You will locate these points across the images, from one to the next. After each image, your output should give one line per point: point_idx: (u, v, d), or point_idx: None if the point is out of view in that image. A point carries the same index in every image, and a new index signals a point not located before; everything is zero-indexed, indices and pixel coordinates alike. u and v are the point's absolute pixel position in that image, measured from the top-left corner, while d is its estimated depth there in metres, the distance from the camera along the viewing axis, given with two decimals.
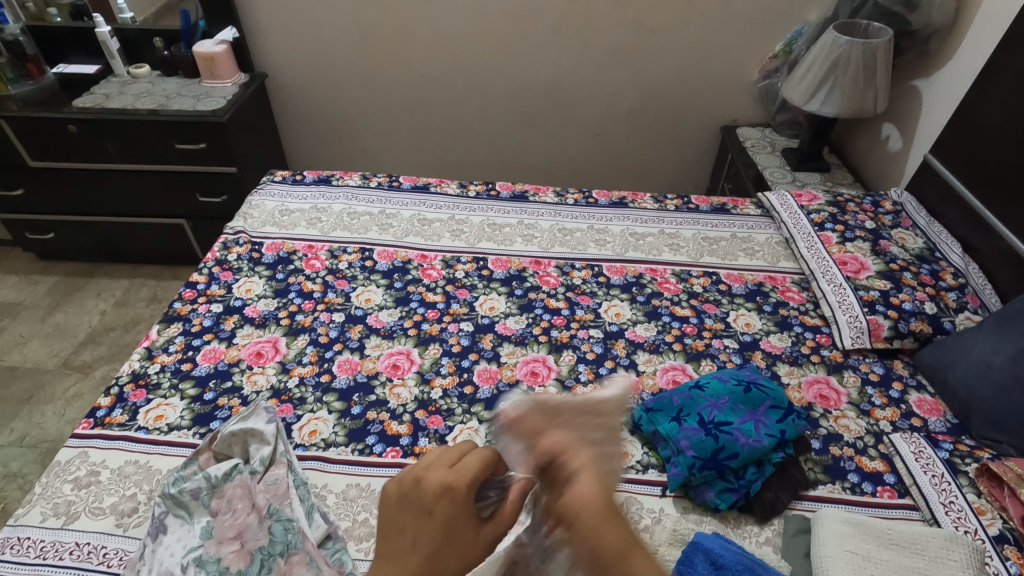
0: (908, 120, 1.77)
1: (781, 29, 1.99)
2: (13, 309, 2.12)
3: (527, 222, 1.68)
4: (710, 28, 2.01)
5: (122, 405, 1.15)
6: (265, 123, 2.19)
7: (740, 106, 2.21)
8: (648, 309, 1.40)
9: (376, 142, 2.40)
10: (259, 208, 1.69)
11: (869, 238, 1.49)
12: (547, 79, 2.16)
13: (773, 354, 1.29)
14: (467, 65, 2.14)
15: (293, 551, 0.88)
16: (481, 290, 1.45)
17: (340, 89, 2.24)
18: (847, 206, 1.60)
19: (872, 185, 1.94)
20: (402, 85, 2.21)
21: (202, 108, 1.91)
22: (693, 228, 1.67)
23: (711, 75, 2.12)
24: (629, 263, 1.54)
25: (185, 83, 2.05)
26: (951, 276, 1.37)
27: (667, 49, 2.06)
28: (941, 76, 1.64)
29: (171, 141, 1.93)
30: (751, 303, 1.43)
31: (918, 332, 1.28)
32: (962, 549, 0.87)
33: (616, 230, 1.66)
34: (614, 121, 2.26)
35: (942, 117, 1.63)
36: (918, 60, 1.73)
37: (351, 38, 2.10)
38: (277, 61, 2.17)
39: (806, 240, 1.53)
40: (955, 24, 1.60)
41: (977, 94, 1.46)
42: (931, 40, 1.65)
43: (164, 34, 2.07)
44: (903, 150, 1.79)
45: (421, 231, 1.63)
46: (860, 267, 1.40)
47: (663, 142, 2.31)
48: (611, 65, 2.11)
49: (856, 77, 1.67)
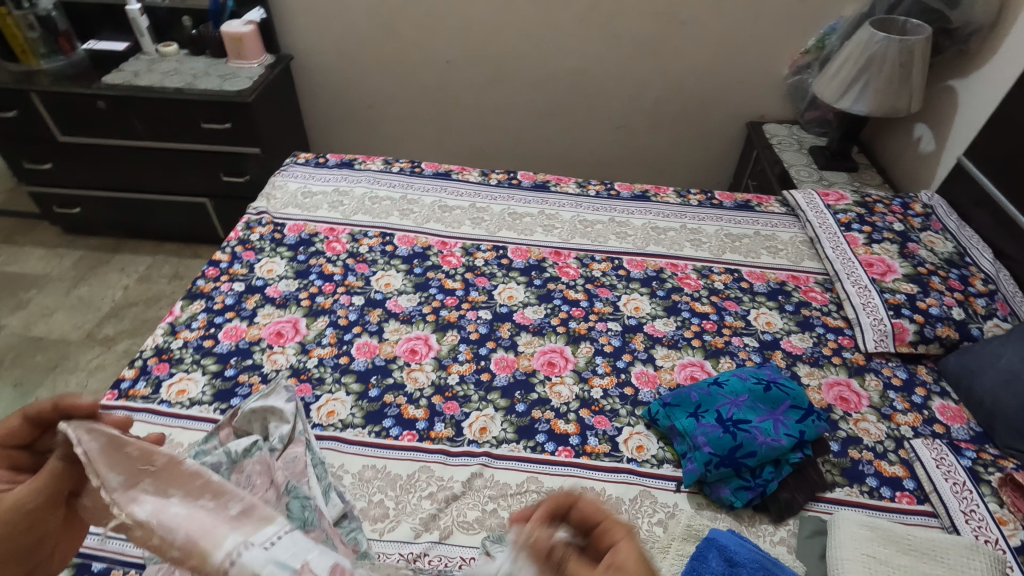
0: (942, 121, 1.73)
1: (814, 23, 1.95)
2: (40, 281, 2.16)
3: (548, 212, 1.67)
4: (741, 22, 1.97)
5: (146, 378, 1.17)
6: (289, 105, 2.20)
7: (768, 102, 2.17)
8: (668, 304, 1.39)
9: (398, 128, 2.39)
10: (282, 189, 1.70)
11: (897, 240, 1.46)
12: (571, 69, 2.14)
13: (793, 354, 1.28)
14: (492, 53, 2.13)
15: (310, 527, 0.86)
16: (500, 278, 1.45)
17: (364, 73, 2.24)
18: (876, 206, 1.57)
19: (901, 186, 1.90)
20: (426, 71, 2.21)
21: (228, 88, 1.92)
22: (716, 224, 1.65)
23: (739, 70, 2.09)
24: (650, 257, 1.53)
25: (212, 62, 2.06)
26: (981, 282, 1.34)
27: (696, 41, 2.03)
28: (980, 77, 1.60)
29: (198, 120, 1.94)
30: (773, 302, 1.41)
31: (944, 338, 1.25)
32: (983, 558, 0.86)
33: (638, 223, 1.65)
34: (638, 114, 2.23)
35: (979, 119, 1.59)
36: (957, 59, 1.68)
37: (377, 24, 2.10)
38: (303, 44, 2.18)
39: (831, 240, 1.50)
40: (997, 22, 1.55)
41: (1018, 96, 1.42)
42: (971, 39, 1.61)
43: (193, 13, 2.09)
44: (936, 151, 1.74)
45: (442, 218, 1.63)
46: (886, 269, 1.38)
47: (688, 136, 2.28)
48: (638, 57, 2.08)
49: (890, 76, 1.63)
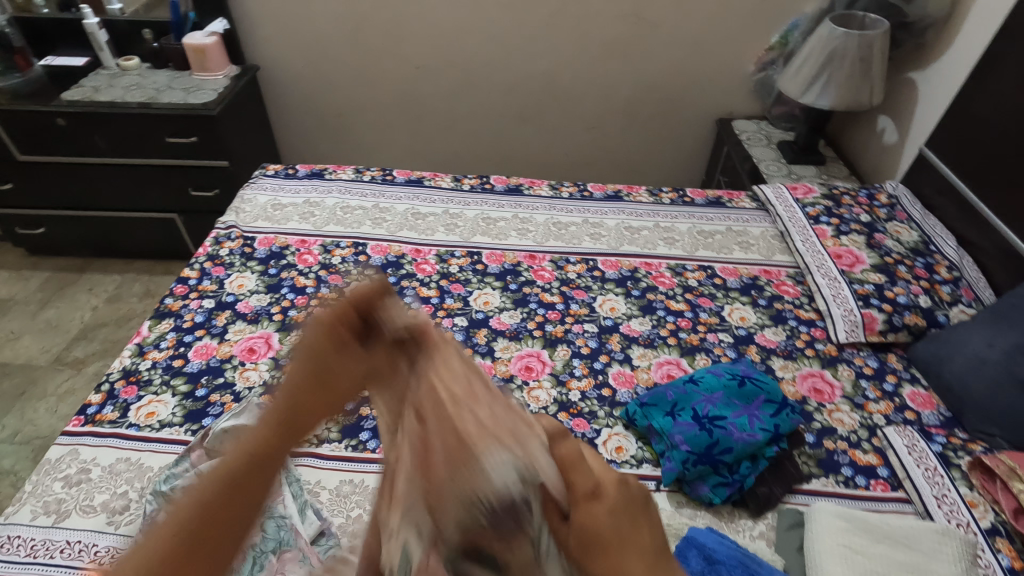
0: (904, 112, 1.76)
1: (777, 20, 1.99)
2: (4, 305, 2.10)
3: (521, 216, 1.67)
4: (706, 21, 2.00)
5: (113, 402, 1.14)
6: (257, 116, 2.17)
7: (736, 98, 2.19)
8: (643, 303, 1.40)
9: (369, 136, 2.37)
10: (251, 202, 1.67)
11: (864, 231, 1.48)
12: (542, 71, 2.14)
13: (767, 348, 1.29)
14: (461, 59, 2.13)
15: (286, 549, 0.86)
16: (475, 285, 1.45)
17: (333, 82, 2.21)
18: (842, 198, 1.60)
19: (867, 178, 1.94)
20: (396, 78, 2.19)
21: (193, 101, 1.89)
22: (688, 222, 1.66)
23: (706, 67, 2.11)
24: (624, 257, 1.54)
25: (175, 75, 2.02)
26: (946, 270, 1.37)
27: (662, 41, 2.05)
28: (938, 69, 1.64)
29: (162, 134, 1.91)
30: (746, 297, 1.42)
31: (912, 326, 1.28)
32: (954, 542, 0.88)
33: (611, 223, 1.65)
34: (609, 114, 2.24)
35: (938, 110, 1.62)
36: (915, 53, 1.72)
37: (343, 32, 2.08)
38: (269, 54, 2.15)
39: (801, 234, 1.52)
40: (951, 16, 1.60)
41: (974, 87, 1.46)
42: (927, 32, 1.65)
43: (154, 26, 2.05)
44: (899, 142, 1.78)
45: (415, 225, 1.62)
46: (854, 260, 1.40)
47: (659, 135, 2.30)
48: (606, 58, 2.10)
49: (852, 71, 1.66)
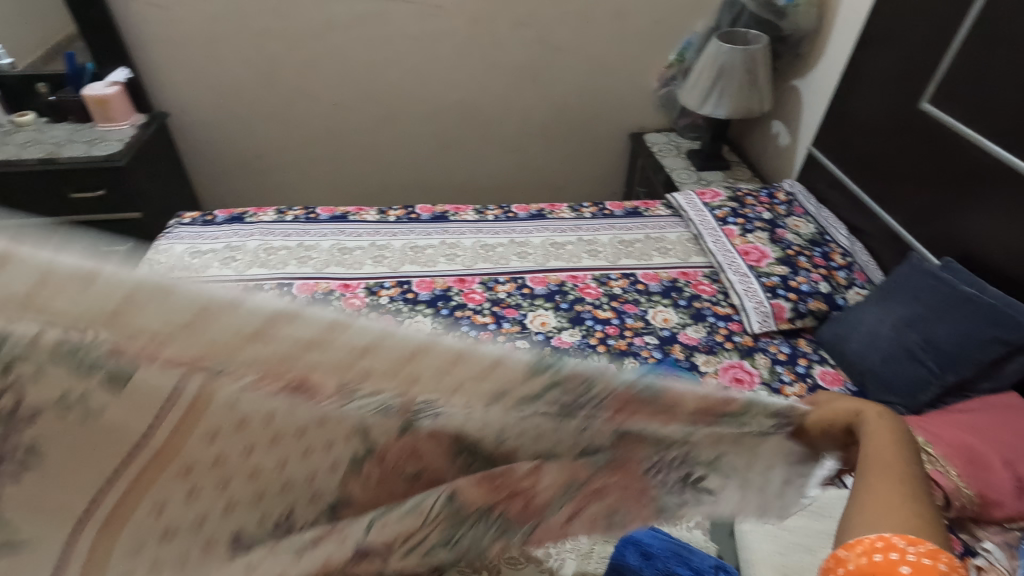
0: (791, 116, 1.93)
1: (672, 40, 2.13)
2: None
3: (449, 242, 1.69)
4: (608, 44, 2.12)
5: None
6: (169, 164, 2.10)
7: (645, 114, 2.32)
8: (572, 315, 1.44)
9: (291, 175, 2.34)
10: (167, 252, 1.62)
11: (766, 228, 1.59)
12: (459, 100, 2.20)
13: (690, 345, 1.36)
14: (377, 93, 2.15)
15: None
16: (406, 314, 1.45)
17: (249, 123, 2.18)
18: (746, 199, 1.72)
19: (769, 178, 2.09)
20: (314, 116, 2.19)
21: (98, 153, 1.82)
22: (609, 233, 1.73)
23: (614, 86, 2.23)
24: (551, 272, 1.59)
25: (77, 128, 1.94)
26: (840, 256, 1.49)
27: (570, 65, 2.16)
28: (815, 75, 1.80)
29: (66, 190, 1.82)
30: (668, 299, 1.50)
31: (816, 311, 1.38)
32: None
33: (536, 241, 1.71)
34: (528, 137, 2.32)
35: (819, 112, 1.79)
36: (794, 63, 1.90)
37: (254, 73, 2.06)
38: (178, 101, 2.10)
39: (712, 236, 1.62)
40: (820, 29, 1.77)
41: (845, 90, 1.62)
42: (801, 44, 1.82)
43: (50, 79, 1.96)
44: (792, 144, 1.94)
45: (342, 261, 1.61)
46: (761, 255, 1.50)
47: (578, 153, 2.40)
48: (519, 84, 2.18)
49: (741, 82, 1.80)
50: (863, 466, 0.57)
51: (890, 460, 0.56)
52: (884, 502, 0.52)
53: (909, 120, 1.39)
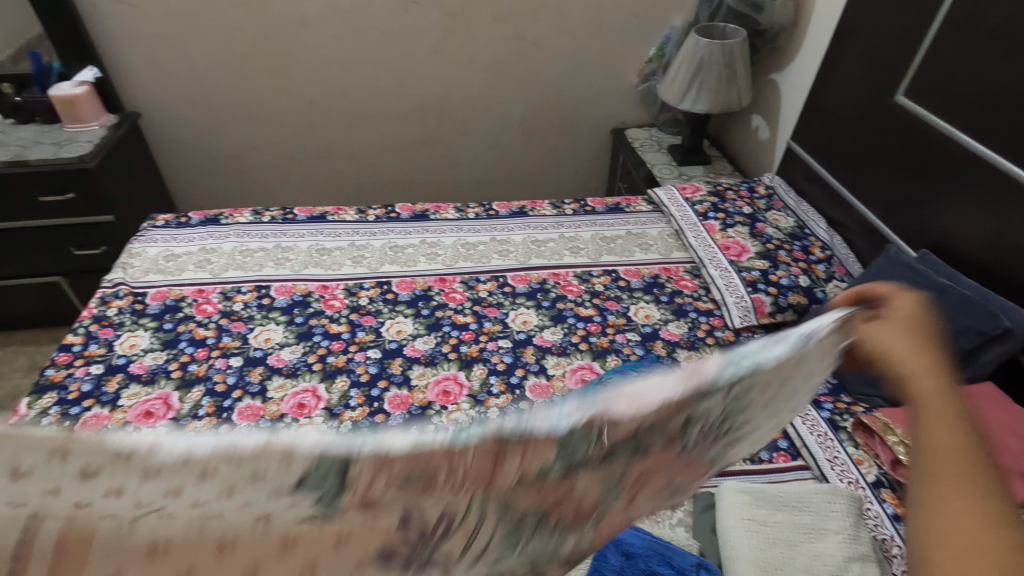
0: (770, 110, 1.93)
1: (651, 34, 2.13)
2: None
3: (429, 241, 1.68)
4: (587, 39, 2.11)
5: None
6: (142, 165, 2.06)
7: (625, 109, 2.32)
8: (554, 313, 1.44)
9: (269, 175, 2.30)
10: (140, 256, 1.58)
11: (747, 222, 1.60)
12: (438, 97, 2.18)
13: (672, 341, 1.36)
14: (355, 90, 2.12)
15: None
16: (387, 314, 1.43)
17: (224, 122, 2.14)
18: (726, 194, 1.72)
19: (749, 172, 2.10)
20: (290, 114, 2.15)
21: (66, 155, 1.77)
22: (591, 230, 1.73)
23: (594, 82, 2.23)
24: (532, 270, 1.58)
25: (44, 130, 1.89)
26: (819, 250, 1.50)
27: (549, 60, 2.14)
28: (792, 69, 1.81)
29: (34, 193, 1.77)
30: (649, 295, 1.49)
31: (796, 304, 1.39)
32: (842, 499, 0.96)
33: (518, 239, 1.69)
34: (508, 133, 2.31)
35: (797, 106, 1.80)
36: (771, 57, 1.90)
37: (227, 70, 2.02)
38: (149, 100, 2.05)
39: (693, 231, 1.62)
40: (797, 22, 1.78)
41: (822, 83, 1.63)
42: (778, 38, 1.82)
43: (14, 78, 1.91)
44: (771, 138, 1.94)
45: (321, 262, 1.59)
46: (741, 250, 1.50)
47: (559, 149, 2.39)
48: (498, 80, 2.16)
49: (719, 76, 1.80)
50: (927, 465, 0.48)
51: (957, 463, 0.47)
52: (962, 533, 0.43)
53: (886, 114, 1.39)
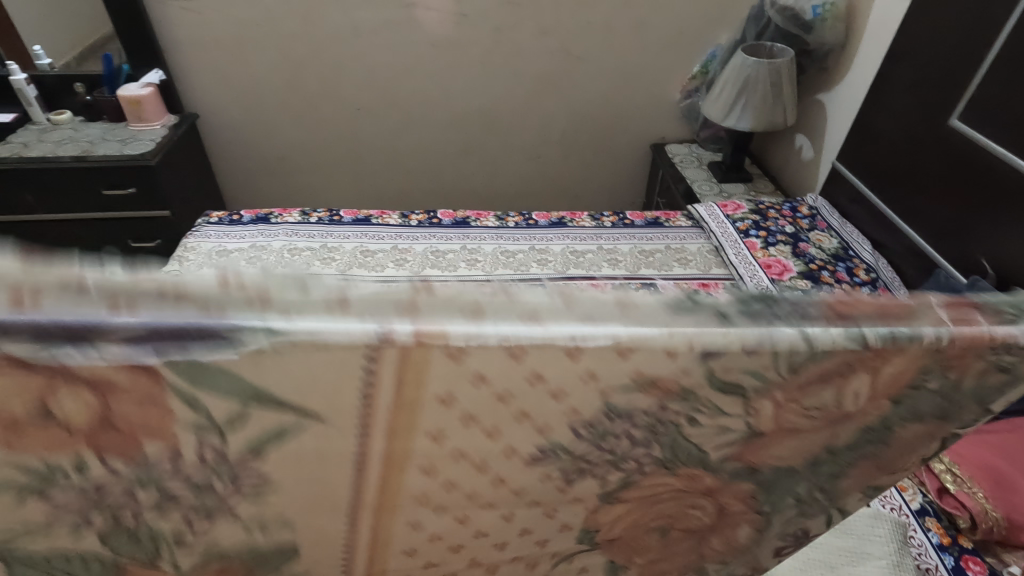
0: (815, 130, 1.92)
1: (696, 52, 2.14)
2: None
3: (469, 247, 1.71)
4: (631, 54, 2.13)
5: None
6: (198, 164, 2.15)
7: (666, 124, 2.33)
8: None
9: (315, 178, 2.38)
10: (195, 250, 1.65)
11: (789, 241, 1.59)
12: (482, 107, 2.22)
13: None
14: (402, 99, 2.18)
15: None
16: None
17: (275, 125, 2.22)
18: (769, 212, 1.72)
19: (791, 191, 2.08)
20: (338, 120, 2.22)
21: (131, 152, 1.86)
22: (629, 243, 1.74)
23: (636, 97, 2.24)
24: (570, 280, 1.59)
25: (110, 127, 2.00)
26: (864, 272, 1.48)
27: (593, 74, 2.17)
28: (840, 89, 1.80)
29: (98, 187, 1.87)
30: None
31: None
32: (885, 524, 1.02)
33: (557, 249, 1.72)
34: (548, 145, 2.34)
35: (844, 126, 1.78)
36: (819, 77, 1.89)
37: (282, 76, 2.10)
38: (208, 103, 2.15)
39: (733, 248, 1.61)
40: (847, 42, 1.76)
41: (871, 104, 1.61)
42: (827, 58, 1.81)
43: (86, 79, 2.03)
44: (815, 158, 1.93)
45: (365, 263, 1.63)
46: (783, 269, 1.50)
47: (598, 162, 2.41)
48: (541, 93, 2.20)
49: (765, 94, 1.80)
50: None
51: None
52: None
53: (937, 136, 1.38)
